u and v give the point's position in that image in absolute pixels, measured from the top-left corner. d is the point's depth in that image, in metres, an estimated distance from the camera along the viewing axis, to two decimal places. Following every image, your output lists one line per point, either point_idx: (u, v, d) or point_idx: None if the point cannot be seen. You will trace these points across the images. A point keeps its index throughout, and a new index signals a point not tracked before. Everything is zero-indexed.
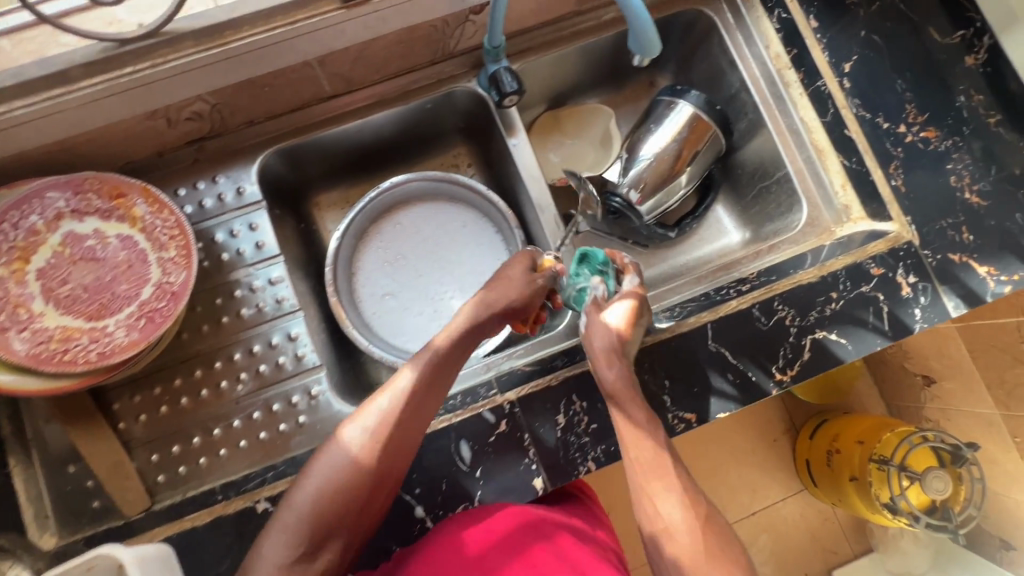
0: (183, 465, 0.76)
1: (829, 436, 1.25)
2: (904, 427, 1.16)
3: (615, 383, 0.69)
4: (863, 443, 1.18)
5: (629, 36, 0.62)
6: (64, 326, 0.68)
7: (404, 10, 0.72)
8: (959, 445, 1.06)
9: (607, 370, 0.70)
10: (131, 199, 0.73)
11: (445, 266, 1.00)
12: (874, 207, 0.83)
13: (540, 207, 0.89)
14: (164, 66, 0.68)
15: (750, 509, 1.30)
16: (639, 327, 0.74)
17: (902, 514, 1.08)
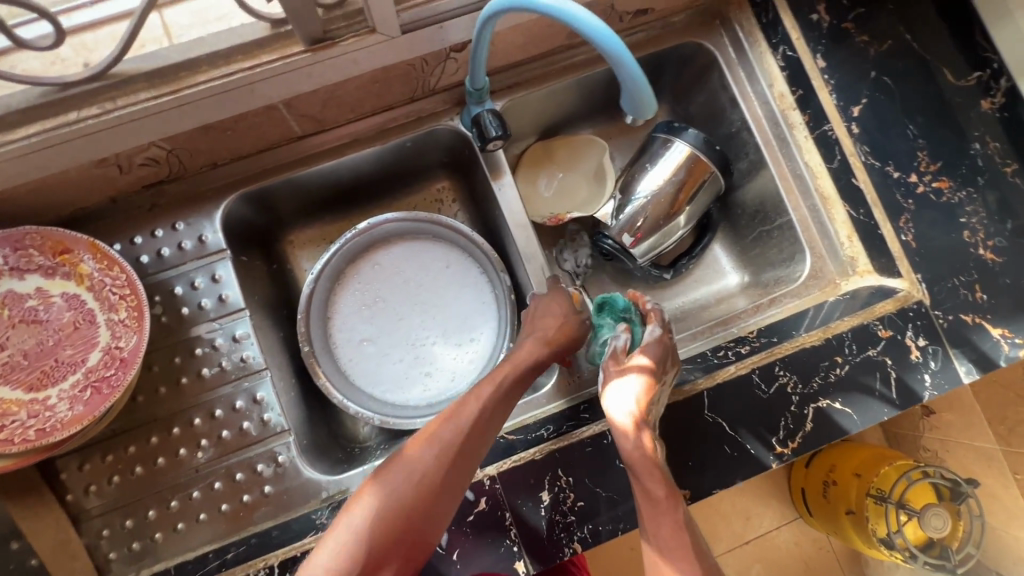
0: (137, 541, 0.70)
1: (824, 468, 1.16)
2: (903, 459, 1.07)
3: (634, 453, 0.61)
4: (860, 476, 1.09)
5: (624, 96, 0.59)
6: (1, 398, 0.62)
7: (377, 52, 0.66)
8: (959, 480, 0.99)
9: (626, 438, 0.62)
10: (77, 254, 0.67)
11: (427, 309, 0.94)
12: (881, 262, 0.78)
13: (527, 255, 0.83)
14: (112, 113, 0.62)
15: (744, 538, 1.24)
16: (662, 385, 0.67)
17: (899, 550, 1.01)
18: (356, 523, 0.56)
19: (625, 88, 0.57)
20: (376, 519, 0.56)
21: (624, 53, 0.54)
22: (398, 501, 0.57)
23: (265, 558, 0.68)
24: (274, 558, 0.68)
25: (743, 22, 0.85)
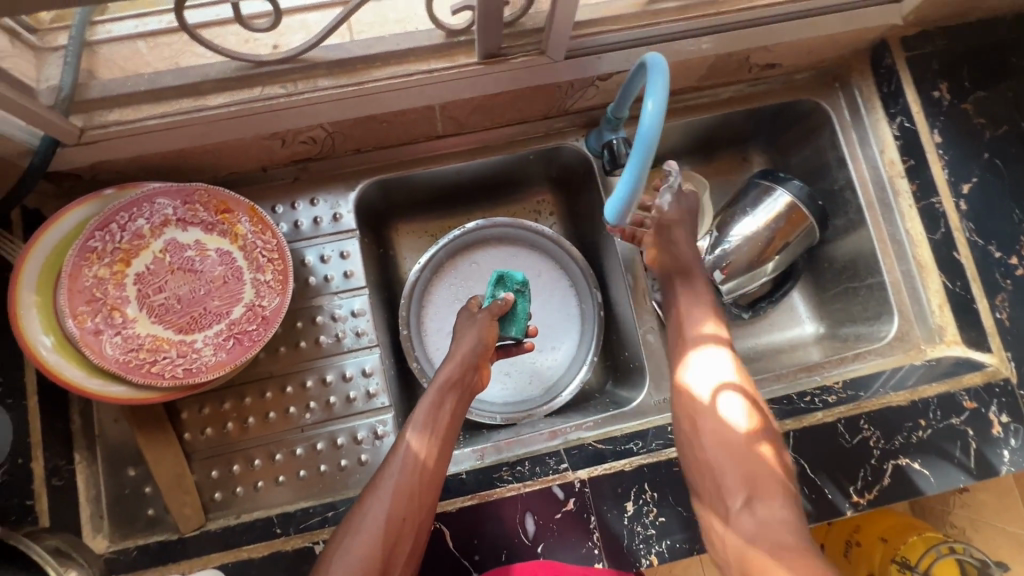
0: (241, 486, 0.75)
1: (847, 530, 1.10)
2: (932, 533, 1.02)
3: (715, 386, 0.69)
4: (885, 541, 1.04)
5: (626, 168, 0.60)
6: (155, 336, 0.68)
7: (537, 72, 0.72)
8: (987, 561, 0.96)
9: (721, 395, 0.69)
10: (236, 215, 0.73)
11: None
12: (971, 335, 0.81)
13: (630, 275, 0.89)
14: (299, 96, 0.68)
15: None
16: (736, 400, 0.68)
17: None
18: (374, 501, 0.64)
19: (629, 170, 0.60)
20: (388, 494, 0.64)
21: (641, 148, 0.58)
22: (404, 476, 0.65)
23: None
24: None
25: (863, 87, 0.89)
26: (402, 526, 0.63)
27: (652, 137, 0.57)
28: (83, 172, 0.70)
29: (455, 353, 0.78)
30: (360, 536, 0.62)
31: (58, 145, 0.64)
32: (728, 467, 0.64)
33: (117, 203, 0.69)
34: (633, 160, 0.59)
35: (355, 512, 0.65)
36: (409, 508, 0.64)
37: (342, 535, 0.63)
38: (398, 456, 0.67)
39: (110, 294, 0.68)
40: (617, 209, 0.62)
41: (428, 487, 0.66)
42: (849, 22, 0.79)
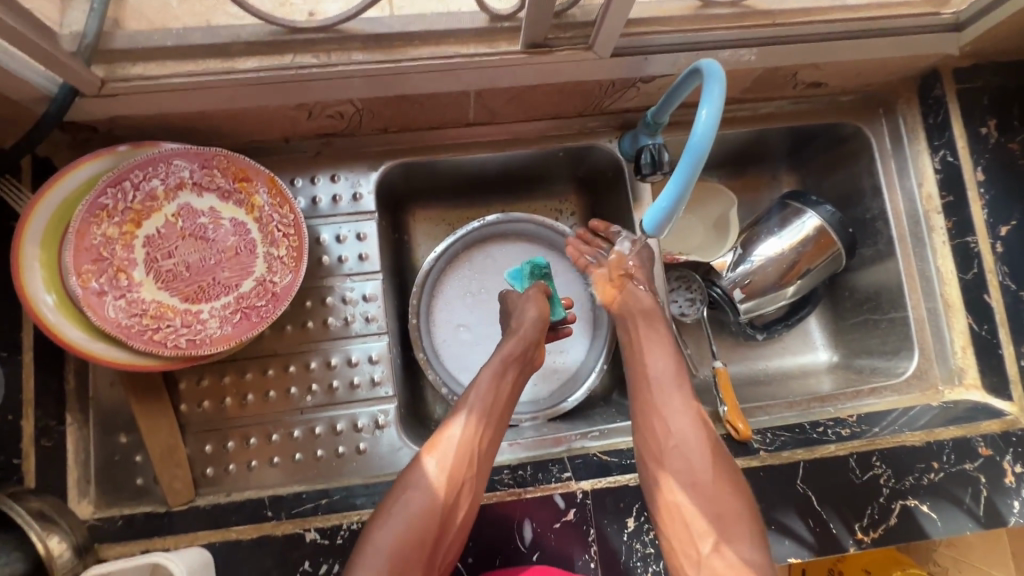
0: (233, 463, 0.73)
1: (830, 562, 1.05)
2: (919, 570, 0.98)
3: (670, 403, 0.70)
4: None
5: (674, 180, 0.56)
6: (160, 302, 0.66)
7: (581, 67, 0.69)
8: None
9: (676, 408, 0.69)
10: (254, 185, 0.71)
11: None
12: (993, 380, 0.80)
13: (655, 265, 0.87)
14: (331, 67, 0.64)
15: None
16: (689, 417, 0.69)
17: None
18: (432, 463, 0.64)
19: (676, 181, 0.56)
20: (447, 457, 0.64)
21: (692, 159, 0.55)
22: (464, 441, 0.65)
23: (360, 511, 0.67)
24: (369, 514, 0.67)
25: (908, 116, 0.87)
26: (459, 490, 0.63)
27: (704, 148, 0.54)
28: (99, 125, 0.67)
29: (517, 328, 0.76)
30: (420, 493, 0.62)
31: (77, 94, 0.61)
32: (698, 507, 0.63)
33: (131, 161, 0.66)
34: (681, 170, 0.56)
35: (413, 469, 0.64)
36: (464, 474, 0.64)
37: (398, 490, 0.63)
38: (458, 424, 0.67)
39: (117, 254, 0.65)
40: (658, 219, 0.59)
41: (483, 457, 0.66)
42: (907, 48, 0.75)
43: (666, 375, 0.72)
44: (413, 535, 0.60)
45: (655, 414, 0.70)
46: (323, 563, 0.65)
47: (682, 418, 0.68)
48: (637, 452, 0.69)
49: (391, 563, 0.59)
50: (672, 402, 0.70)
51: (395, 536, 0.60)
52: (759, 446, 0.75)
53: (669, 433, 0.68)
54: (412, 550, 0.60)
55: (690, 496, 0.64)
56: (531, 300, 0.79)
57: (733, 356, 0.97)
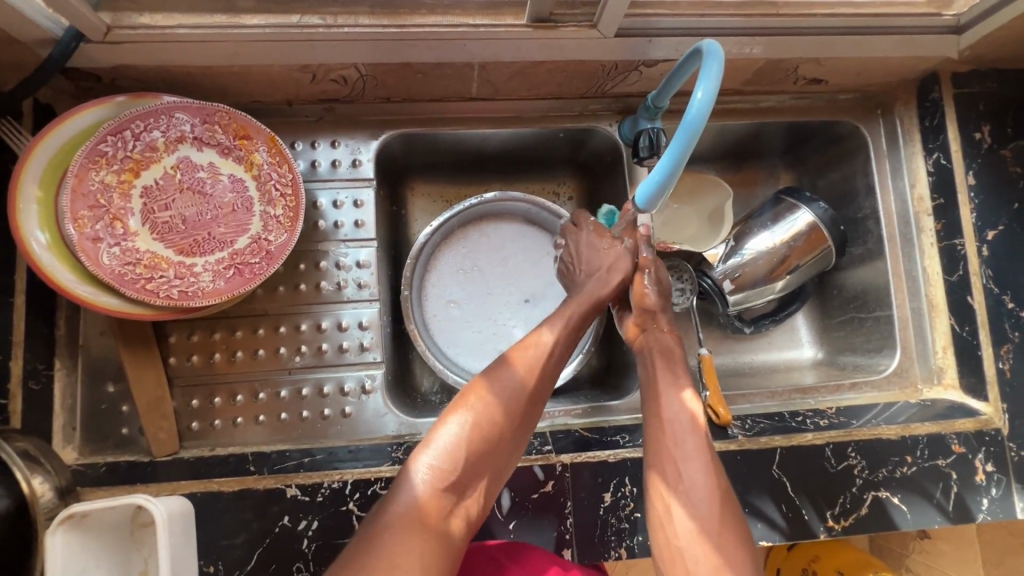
0: (219, 419, 0.74)
1: (806, 555, 1.07)
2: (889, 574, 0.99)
3: (682, 443, 0.64)
4: None
5: (664, 159, 0.58)
6: (154, 253, 0.66)
7: (585, 46, 0.70)
8: None
9: (685, 446, 0.63)
10: (255, 143, 0.71)
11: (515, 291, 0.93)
12: (970, 381, 0.82)
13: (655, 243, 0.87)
14: (336, 29, 0.65)
15: None
16: (699, 462, 0.62)
17: None
18: (512, 373, 0.66)
19: (666, 159, 0.58)
20: (530, 367, 0.67)
21: (686, 139, 0.56)
22: (543, 359, 0.68)
23: (340, 471, 0.68)
24: (349, 474, 0.67)
25: (905, 118, 0.89)
26: (532, 404, 0.66)
27: (698, 126, 0.55)
28: (102, 73, 0.68)
29: (598, 273, 0.76)
30: (499, 398, 0.64)
31: (83, 39, 0.61)
32: (699, 556, 0.58)
33: (132, 111, 0.66)
34: (673, 147, 0.57)
35: (490, 376, 0.66)
36: (538, 386, 0.67)
37: (473, 393, 0.64)
38: (539, 342, 0.69)
39: (114, 202, 0.66)
40: (649, 193, 0.60)
41: (557, 370, 0.70)
42: (908, 48, 0.76)
43: (682, 419, 0.66)
44: (488, 434, 0.62)
45: (666, 454, 0.64)
46: (302, 519, 0.66)
47: (690, 462, 0.62)
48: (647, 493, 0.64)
49: (463, 467, 0.60)
50: (681, 444, 0.64)
51: (474, 431, 0.61)
52: (738, 431, 0.77)
53: (678, 476, 0.62)
54: (484, 451, 0.61)
55: (692, 544, 0.59)
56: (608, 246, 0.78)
57: (720, 348, 0.98)
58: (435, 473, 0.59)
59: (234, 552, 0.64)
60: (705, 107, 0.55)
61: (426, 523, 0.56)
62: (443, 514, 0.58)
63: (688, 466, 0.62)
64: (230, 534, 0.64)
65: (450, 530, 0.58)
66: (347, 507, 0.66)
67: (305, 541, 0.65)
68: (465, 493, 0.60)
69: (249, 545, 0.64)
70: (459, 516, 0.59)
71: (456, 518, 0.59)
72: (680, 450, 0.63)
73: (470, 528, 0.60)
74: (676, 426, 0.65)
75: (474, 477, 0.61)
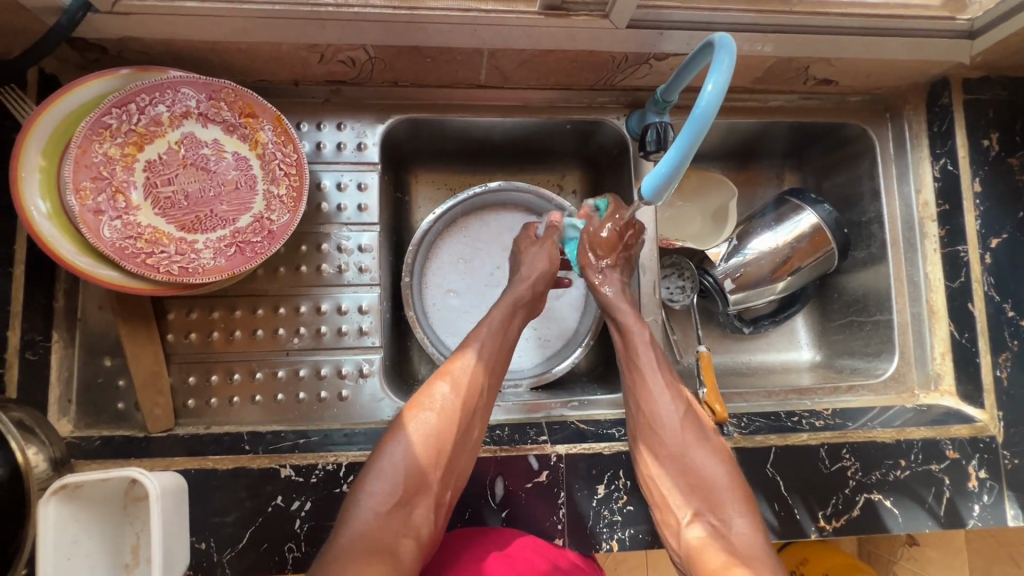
0: (215, 397, 0.74)
1: (794, 558, 1.07)
2: None
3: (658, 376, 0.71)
4: None
5: (671, 151, 0.57)
6: (156, 228, 0.66)
7: (596, 35, 0.69)
8: None
9: (660, 378, 0.71)
10: (260, 122, 0.71)
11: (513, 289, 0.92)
12: (967, 388, 0.82)
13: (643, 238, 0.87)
14: (344, 9, 0.64)
15: None
16: (672, 390, 0.70)
17: None
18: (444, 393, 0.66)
19: (675, 151, 0.57)
20: (459, 386, 0.67)
21: (696, 131, 0.55)
22: (473, 376, 0.69)
23: (335, 454, 0.68)
24: (344, 457, 0.67)
25: (914, 123, 0.88)
26: (471, 418, 0.67)
27: (706, 118, 0.55)
28: (108, 44, 0.67)
29: (529, 273, 0.79)
30: (433, 416, 0.65)
31: (90, 8, 0.60)
32: (675, 484, 0.65)
33: (138, 84, 0.65)
34: (683, 137, 0.56)
35: (423, 394, 0.67)
36: (472, 406, 0.67)
37: (416, 406, 0.66)
38: (467, 359, 0.70)
39: (117, 175, 0.65)
40: (655, 184, 0.59)
41: (490, 385, 0.71)
42: (920, 51, 0.76)
43: (642, 353, 0.73)
44: (427, 451, 0.63)
45: (643, 390, 0.71)
46: (295, 499, 0.66)
47: (664, 397, 0.70)
48: (628, 428, 0.71)
49: (403, 486, 0.61)
50: (657, 375, 0.71)
51: (412, 454, 0.63)
52: (733, 429, 0.77)
53: (655, 412, 0.69)
54: (420, 473, 0.62)
55: (670, 471, 0.66)
56: (538, 251, 0.81)
57: (718, 346, 0.99)
58: (377, 499, 0.60)
59: (225, 529, 0.64)
60: (715, 98, 0.54)
61: (376, 548, 0.57)
62: (394, 534, 0.59)
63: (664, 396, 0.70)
64: (223, 512, 0.64)
65: (400, 551, 0.59)
66: (341, 489, 0.66)
67: (298, 521, 0.65)
68: (414, 511, 0.61)
69: (241, 522, 0.64)
70: (409, 535, 0.60)
71: (407, 538, 0.60)
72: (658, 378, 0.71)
73: (425, 544, 0.61)
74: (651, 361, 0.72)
75: (419, 497, 0.62)
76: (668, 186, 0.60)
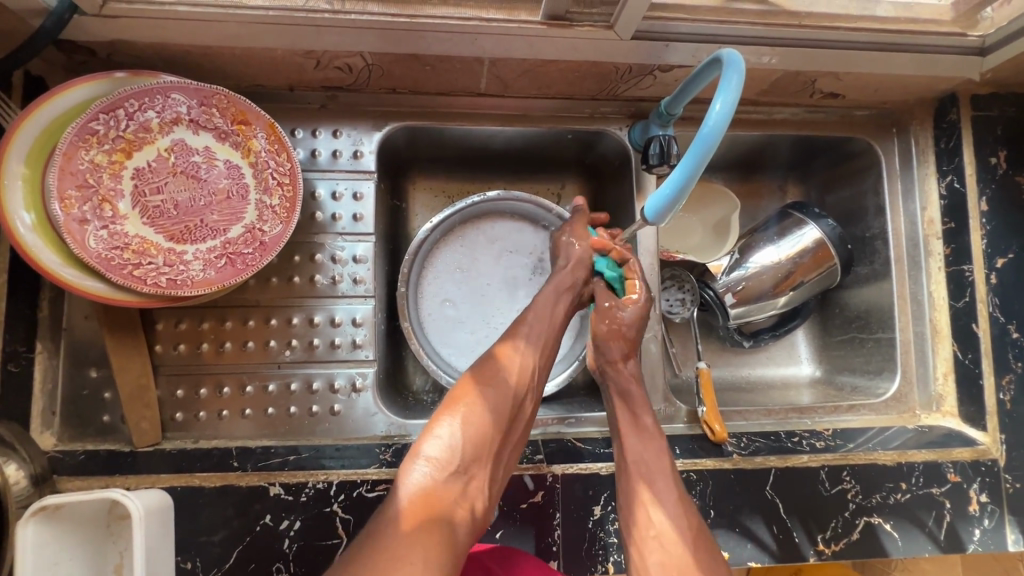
0: (204, 411, 0.73)
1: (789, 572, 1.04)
2: None
3: (657, 480, 0.63)
4: None
5: (674, 173, 0.56)
6: (143, 238, 0.64)
7: (601, 46, 0.67)
8: None
9: (659, 484, 0.63)
10: (253, 129, 0.69)
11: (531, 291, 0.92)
12: (969, 410, 0.81)
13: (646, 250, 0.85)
14: (342, 16, 0.62)
15: None
16: (675, 500, 0.61)
17: None
18: (508, 364, 0.66)
19: (679, 172, 0.56)
20: (515, 362, 0.67)
21: (701, 152, 0.54)
22: (528, 353, 0.68)
23: (326, 472, 0.66)
24: (335, 475, 0.66)
25: (920, 138, 0.87)
26: (525, 395, 0.66)
27: (714, 138, 0.53)
28: (97, 47, 0.65)
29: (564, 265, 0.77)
30: (490, 390, 0.64)
31: (77, 11, 0.58)
32: None
33: (127, 89, 0.63)
34: (688, 158, 0.54)
35: (474, 374, 0.66)
36: (529, 382, 0.67)
37: (467, 385, 0.65)
38: (522, 335, 0.70)
39: (103, 183, 0.63)
40: (659, 205, 0.58)
41: (544, 364, 0.70)
42: (929, 67, 0.74)
43: (648, 459, 0.65)
44: (484, 425, 0.61)
45: (639, 498, 0.62)
46: (284, 518, 0.64)
47: (664, 504, 0.61)
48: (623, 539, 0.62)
49: (462, 455, 0.59)
50: (658, 480, 0.63)
51: (474, 417, 0.62)
52: (732, 449, 0.76)
53: (653, 521, 0.60)
54: (479, 444, 0.60)
55: None
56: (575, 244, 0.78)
57: (717, 360, 0.97)
58: (435, 463, 0.58)
59: (212, 549, 0.62)
60: (721, 118, 0.53)
61: (429, 518, 0.54)
62: (450, 502, 0.57)
63: (666, 507, 0.61)
64: (209, 532, 0.63)
65: (455, 523, 0.56)
66: (332, 508, 0.65)
67: (286, 540, 0.63)
68: (470, 484, 0.59)
69: (228, 542, 0.63)
70: (464, 505, 0.58)
71: (461, 509, 0.57)
72: (656, 482, 0.63)
73: (476, 523, 0.58)
74: (648, 463, 0.64)
75: (476, 467, 0.59)
76: (671, 208, 0.58)
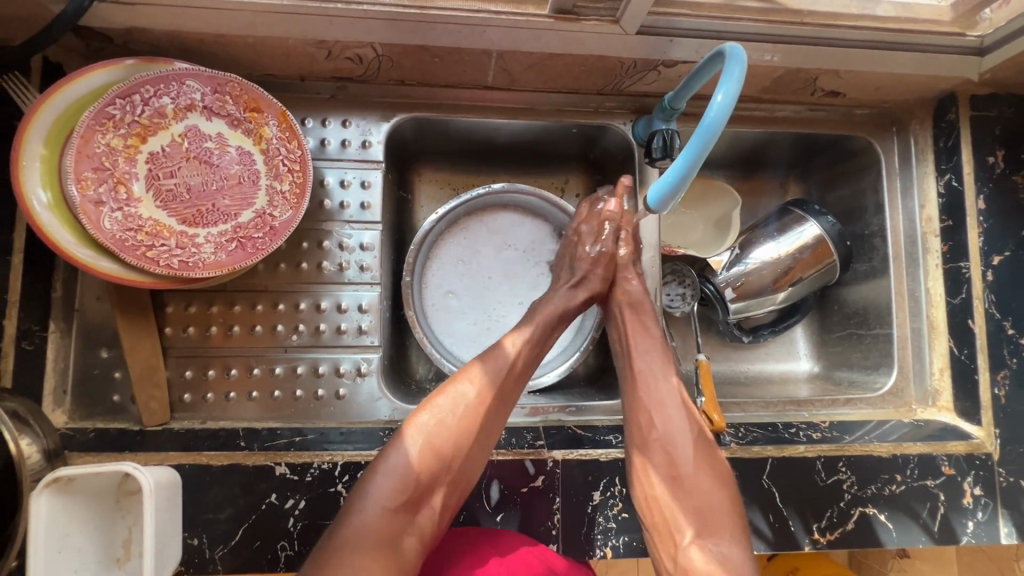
0: (212, 393, 0.74)
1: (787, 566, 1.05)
2: None
3: (661, 389, 0.70)
4: None
5: (676, 163, 0.58)
6: (157, 221, 0.66)
7: (606, 40, 0.69)
8: None
9: (664, 391, 0.69)
10: (265, 116, 0.70)
11: (543, 280, 0.94)
12: (964, 404, 0.82)
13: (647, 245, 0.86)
14: (352, 7, 0.63)
15: None
16: (678, 404, 0.68)
17: None
18: (466, 390, 0.66)
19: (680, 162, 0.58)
20: (484, 385, 0.66)
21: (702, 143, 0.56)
22: (499, 376, 0.68)
23: (331, 453, 0.67)
24: (340, 456, 0.67)
25: (920, 137, 0.88)
26: (491, 418, 0.66)
27: (715, 129, 0.55)
28: (114, 34, 0.66)
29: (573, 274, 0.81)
30: (450, 417, 0.64)
31: None
32: (675, 502, 0.63)
33: (143, 75, 0.65)
34: (691, 147, 0.56)
35: (441, 393, 0.66)
36: (497, 405, 0.67)
37: (428, 408, 0.65)
38: (497, 358, 0.69)
39: (118, 167, 0.65)
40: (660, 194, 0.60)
41: (518, 386, 0.70)
42: (928, 66, 0.76)
43: (654, 368, 0.71)
44: (439, 453, 0.62)
45: (644, 405, 0.69)
46: (290, 497, 0.65)
47: (670, 411, 0.68)
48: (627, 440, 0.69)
49: (413, 485, 0.60)
50: (663, 386, 0.70)
51: (431, 446, 0.62)
52: (730, 440, 0.77)
53: (655, 424, 0.67)
54: (433, 473, 0.61)
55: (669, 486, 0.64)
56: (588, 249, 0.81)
57: (717, 355, 0.98)
58: (387, 492, 0.60)
59: (219, 526, 0.64)
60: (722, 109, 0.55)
61: (380, 544, 0.57)
62: (399, 533, 0.59)
63: (671, 409, 0.68)
64: (216, 508, 0.64)
65: (404, 547, 0.59)
66: (336, 488, 0.66)
67: (291, 519, 0.65)
68: (421, 513, 0.61)
69: (235, 519, 0.64)
70: (413, 533, 0.60)
71: (410, 535, 0.60)
72: (660, 386, 0.70)
73: (428, 539, 0.61)
74: (653, 373, 0.71)
75: (427, 496, 0.61)
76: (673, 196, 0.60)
